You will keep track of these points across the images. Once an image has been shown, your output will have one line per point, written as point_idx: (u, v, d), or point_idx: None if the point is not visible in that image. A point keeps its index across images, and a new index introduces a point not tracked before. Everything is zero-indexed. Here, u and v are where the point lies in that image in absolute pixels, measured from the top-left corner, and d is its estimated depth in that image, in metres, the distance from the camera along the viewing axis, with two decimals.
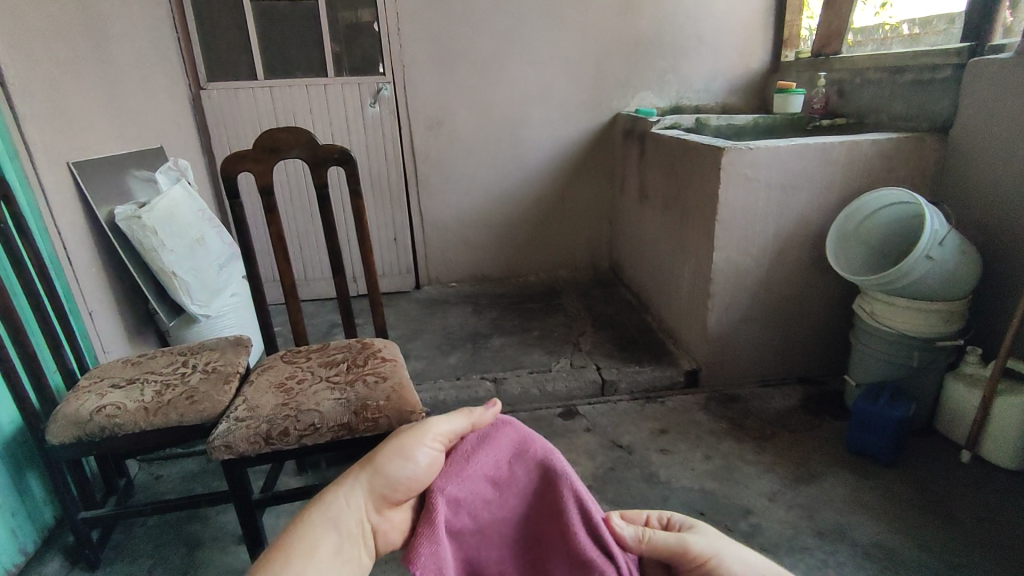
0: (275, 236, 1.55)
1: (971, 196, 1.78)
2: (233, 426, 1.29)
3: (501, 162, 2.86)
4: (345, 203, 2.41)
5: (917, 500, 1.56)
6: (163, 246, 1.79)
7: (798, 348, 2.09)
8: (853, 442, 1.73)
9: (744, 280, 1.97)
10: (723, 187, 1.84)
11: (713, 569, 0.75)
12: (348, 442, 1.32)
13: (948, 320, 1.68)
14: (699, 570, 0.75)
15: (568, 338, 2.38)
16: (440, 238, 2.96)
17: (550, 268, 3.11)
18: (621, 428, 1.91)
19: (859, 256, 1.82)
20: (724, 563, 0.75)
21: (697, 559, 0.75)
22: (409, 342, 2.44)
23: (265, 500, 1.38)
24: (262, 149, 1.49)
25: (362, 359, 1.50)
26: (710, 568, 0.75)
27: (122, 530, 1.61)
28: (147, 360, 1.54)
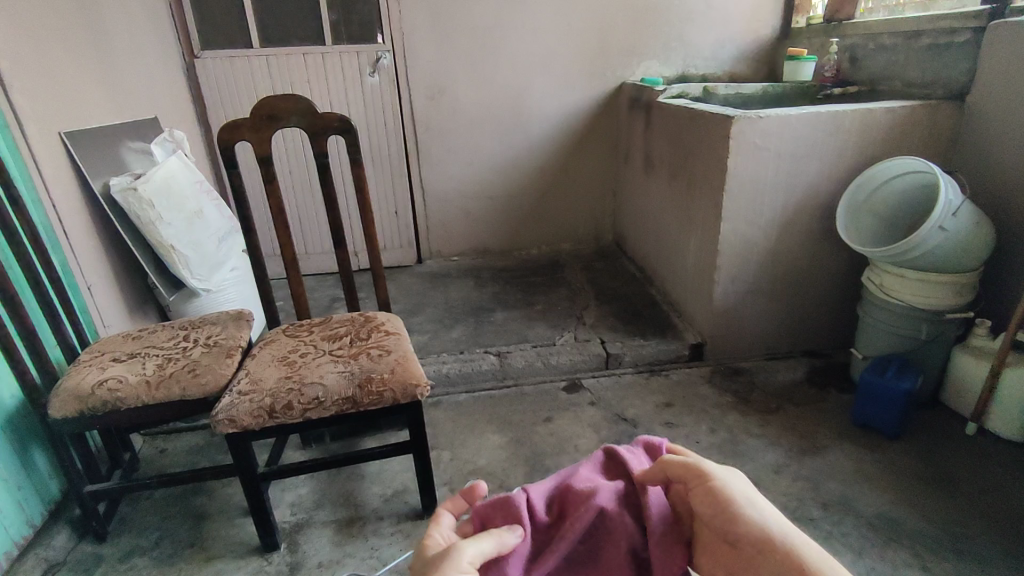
0: (274, 208, 1.51)
1: (987, 166, 1.74)
2: (237, 399, 1.27)
3: (504, 132, 2.81)
4: (345, 175, 2.37)
5: (922, 472, 1.56)
6: (160, 219, 1.76)
7: (804, 322, 2.07)
8: (859, 415, 1.72)
9: (751, 252, 1.94)
10: (732, 157, 1.79)
11: (711, 492, 0.59)
12: (353, 415, 1.31)
13: (958, 292, 1.65)
14: (696, 494, 0.60)
15: (572, 312, 2.36)
16: (442, 211, 2.92)
17: (553, 241, 3.08)
18: (626, 402, 1.90)
19: (870, 227, 1.79)
20: (728, 495, 0.58)
21: (701, 477, 0.60)
22: (412, 316, 2.42)
23: (270, 473, 1.38)
24: (260, 117, 1.45)
25: (365, 333, 1.49)
26: (709, 490, 0.59)
27: (128, 503, 1.61)
28: (148, 334, 1.53)
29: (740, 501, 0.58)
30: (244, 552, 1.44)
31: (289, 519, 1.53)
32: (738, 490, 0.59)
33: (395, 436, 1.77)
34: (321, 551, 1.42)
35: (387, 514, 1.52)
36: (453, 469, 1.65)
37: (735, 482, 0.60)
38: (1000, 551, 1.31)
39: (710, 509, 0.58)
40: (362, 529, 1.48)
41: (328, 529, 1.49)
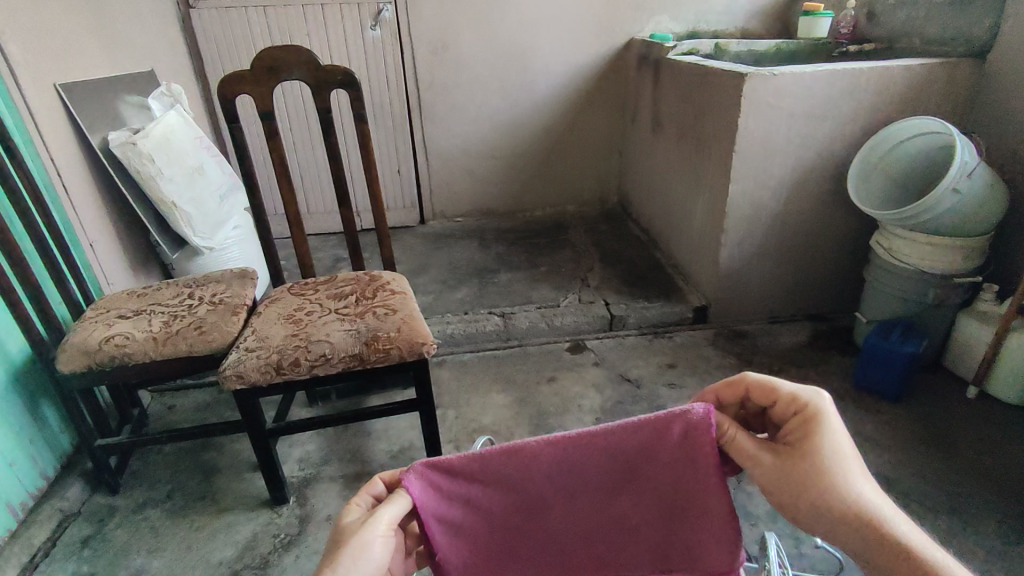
0: (277, 164, 1.48)
1: (1007, 128, 1.70)
2: (243, 356, 1.28)
3: (509, 90, 2.74)
4: (347, 132, 2.33)
5: (922, 433, 1.58)
6: (161, 175, 1.73)
7: (810, 285, 2.07)
8: (862, 378, 1.73)
9: (759, 214, 1.92)
10: (744, 116, 1.75)
11: (807, 432, 0.55)
12: (360, 372, 1.32)
13: (968, 257, 1.64)
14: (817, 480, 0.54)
15: (576, 274, 2.35)
16: (445, 171, 2.88)
17: (557, 202, 3.05)
18: (630, 362, 1.92)
19: (882, 189, 1.77)
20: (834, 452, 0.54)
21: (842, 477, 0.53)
22: (415, 277, 2.41)
23: (279, 429, 1.39)
24: (260, 69, 1.40)
25: (371, 291, 1.48)
26: (807, 429, 0.56)
27: (139, 457, 1.64)
28: (153, 292, 1.52)
29: (841, 459, 0.53)
30: (255, 505, 1.47)
31: (298, 474, 1.56)
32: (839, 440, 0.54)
33: (400, 394, 1.79)
34: (330, 504, 1.45)
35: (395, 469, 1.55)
36: (458, 427, 1.67)
37: (841, 428, 0.55)
38: (993, 509, 1.34)
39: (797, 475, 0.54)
40: None
41: (336, 484, 1.52)
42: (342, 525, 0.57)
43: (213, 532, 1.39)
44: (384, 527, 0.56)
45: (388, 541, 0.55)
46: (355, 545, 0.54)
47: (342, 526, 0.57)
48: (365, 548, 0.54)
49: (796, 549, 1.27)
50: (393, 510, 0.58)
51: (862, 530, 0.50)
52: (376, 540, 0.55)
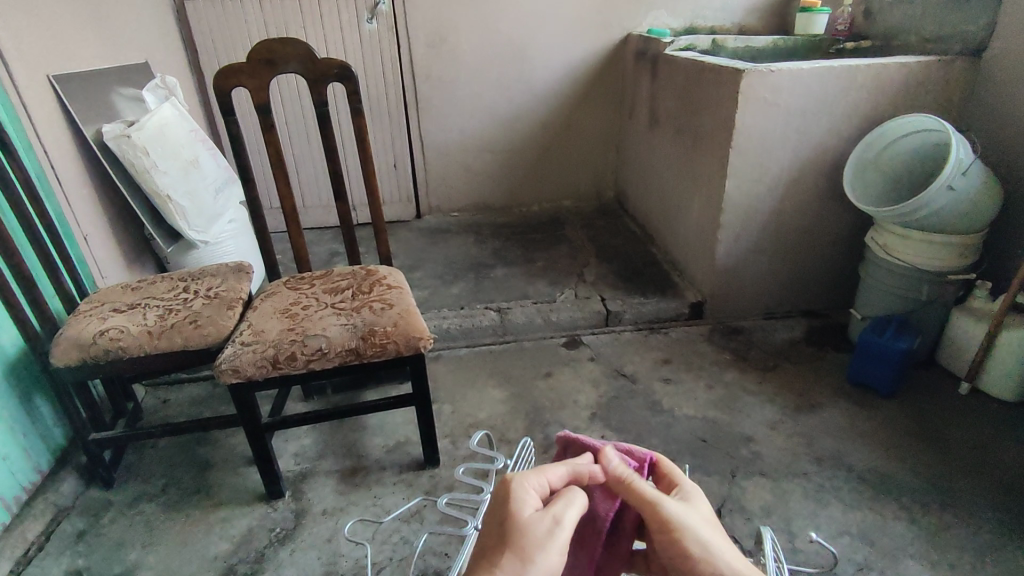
0: (273, 157, 1.47)
1: (1002, 126, 1.71)
2: (239, 350, 1.27)
3: (507, 85, 2.73)
4: (343, 125, 2.32)
5: (915, 429, 1.59)
6: (155, 168, 1.72)
7: (805, 282, 2.07)
8: (856, 374, 1.74)
9: (756, 211, 1.92)
10: (741, 112, 1.75)
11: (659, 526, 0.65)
12: (356, 366, 1.31)
13: (962, 253, 1.65)
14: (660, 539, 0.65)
15: (573, 269, 2.35)
16: (441, 165, 2.88)
17: (554, 197, 3.04)
18: (625, 358, 1.92)
19: (878, 186, 1.77)
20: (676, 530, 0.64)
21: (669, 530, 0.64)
22: (411, 272, 2.41)
23: (274, 423, 1.39)
24: (257, 61, 1.39)
25: (367, 286, 1.48)
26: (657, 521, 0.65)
27: (133, 451, 1.63)
28: (147, 286, 1.51)
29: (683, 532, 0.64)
30: (250, 499, 1.47)
31: (293, 468, 1.56)
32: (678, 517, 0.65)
33: (396, 388, 1.80)
34: (326, 499, 1.45)
35: (391, 464, 1.55)
36: (454, 422, 1.67)
37: (671, 504, 0.66)
38: (985, 505, 1.35)
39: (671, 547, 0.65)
40: (365, 478, 1.51)
41: (332, 478, 1.51)
42: (519, 518, 0.63)
43: (208, 527, 1.39)
44: (562, 547, 0.62)
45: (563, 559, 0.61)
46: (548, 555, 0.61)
47: (517, 518, 0.63)
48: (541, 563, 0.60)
49: (790, 544, 1.28)
50: (573, 515, 0.65)
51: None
52: (551, 560, 0.60)
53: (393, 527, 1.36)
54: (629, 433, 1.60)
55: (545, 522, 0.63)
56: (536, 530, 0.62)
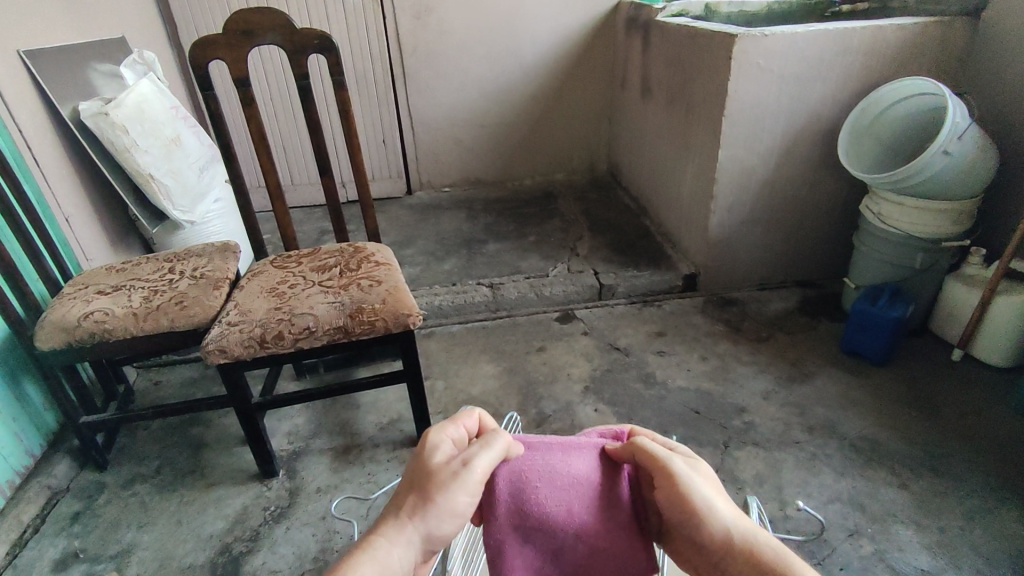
0: (254, 134, 1.43)
1: (1000, 90, 1.68)
2: (226, 330, 1.26)
3: (496, 56, 2.67)
4: (329, 100, 2.27)
5: (907, 396, 1.59)
6: (136, 146, 1.67)
7: (799, 252, 2.06)
8: (850, 343, 1.74)
9: (749, 180, 1.90)
10: (734, 79, 1.72)
11: (667, 487, 0.61)
12: (345, 345, 1.30)
13: (957, 220, 1.63)
14: (669, 498, 0.61)
15: (565, 243, 2.33)
16: (431, 140, 2.83)
17: (546, 170, 3.00)
18: (619, 331, 1.91)
19: (872, 153, 1.74)
20: (688, 487, 0.61)
21: (678, 485, 0.61)
22: (403, 249, 2.38)
23: (265, 403, 1.38)
24: (233, 33, 1.34)
25: (355, 263, 1.45)
26: (666, 481, 0.62)
27: (126, 433, 1.63)
28: (132, 267, 1.49)
29: (693, 489, 0.61)
30: (244, 478, 1.47)
31: (287, 447, 1.56)
32: (687, 474, 0.62)
33: (388, 366, 1.79)
34: (320, 476, 1.46)
35: (385, 441, 1.55)
36: (447, 398, 1.67)
37: (681, 465, 0.63)
38: (975, 469, 1.36)
39: (675, 504, 0.61)
40: (359, 456, 1.51)
41: (326, 456, 1.52)
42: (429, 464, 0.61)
43: (202, 507, 1.39)
44: (472, 488, 0.60)
45: (473, 502, 0.60)
46: (446, 499, 0.59)
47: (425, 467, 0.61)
48: (449, 508, 0.59)
49: (781, 511, 1.29)
50: (489, 458, 0.62)
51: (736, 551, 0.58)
52: (459, 501, 0.59)
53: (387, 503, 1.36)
54: (622, 406, 1.60)
55: (454, 465, 0.61)
56: (439, 473, 0.60)
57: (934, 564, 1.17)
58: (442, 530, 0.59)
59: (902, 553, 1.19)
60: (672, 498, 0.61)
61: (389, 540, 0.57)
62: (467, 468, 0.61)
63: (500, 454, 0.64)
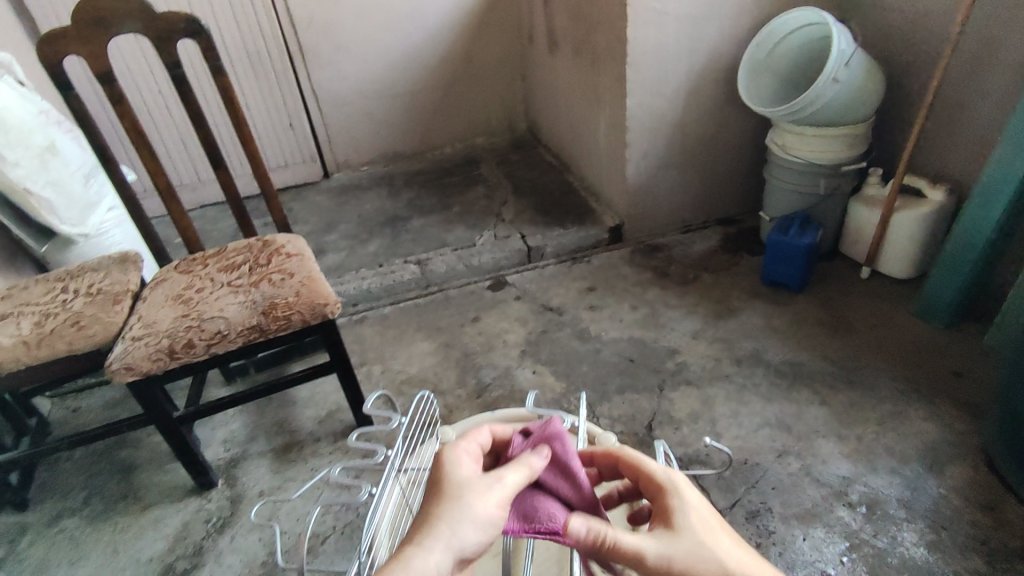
0: (130, 132, 1.32)
1: (880, 13, 1.74)
2: (130, 346, 1.18)
3: (396, 22, 2.56)
4: (204, 81, 2.12)
5: (824, 318, 1.68)
6: (4, 159, 1.52)
7: (716, 191, 2.11)
8: (769, 274, 1.81)
9: (660, 126, 1.91)
10: (631, 25, 1.70)
11: None
12: (264, 343, 1.25)
13: (853, 144, 1.70)
14: None
15: (490, 210, 2.31)
16: (341, 118, 2.71)
17: (465, 137, 2.94)
18: (551, 291, 1.92)
19: (772, 87, 1.78)
20: None
21: None
22: (325, 235, 2.30)
23: (189, 415, 1.32)
24: (84, 22, 1.22)
25: (264, 258, 1.39)
26: None
27: (46, 467, 1.53)
28: (19, 292, 1.37)
29: None
30: (181, 494, 1.41)
31: (223, 456, 1.50)
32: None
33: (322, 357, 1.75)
34: (261, 480, 1.41)
35: (326, 434, 1.52)
36: (385, 380, 1.65)
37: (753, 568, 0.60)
38: (886, 377, 1.46)
39: None
40: (300, 453, 1.47)
41: (266, 459, 1.47)
42: (445, 479, 0.65)
43: (139, 530, 1.33)
44: (499, 498, 0.63)
45: (501, 512, 0.63)
46: (466, 502, 0.62)
47: (447, 481, 0.64)
48: (476, 514, 0.62)
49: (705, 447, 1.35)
50: (515, 477, 0.66)
51: None
52: (487, 509, 0.62)
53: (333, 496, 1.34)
54: (560, 365, 1.62)
55: (478, 476, 0.65)
56: (467, 486, 0.64)
57: (855, 469, 1.26)
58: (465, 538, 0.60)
59: (826, 464, 1.28)
60: None
61: (425, 551, 0.58)
62: (497, 481, 0.65)
63: (527, 473, 0.67)
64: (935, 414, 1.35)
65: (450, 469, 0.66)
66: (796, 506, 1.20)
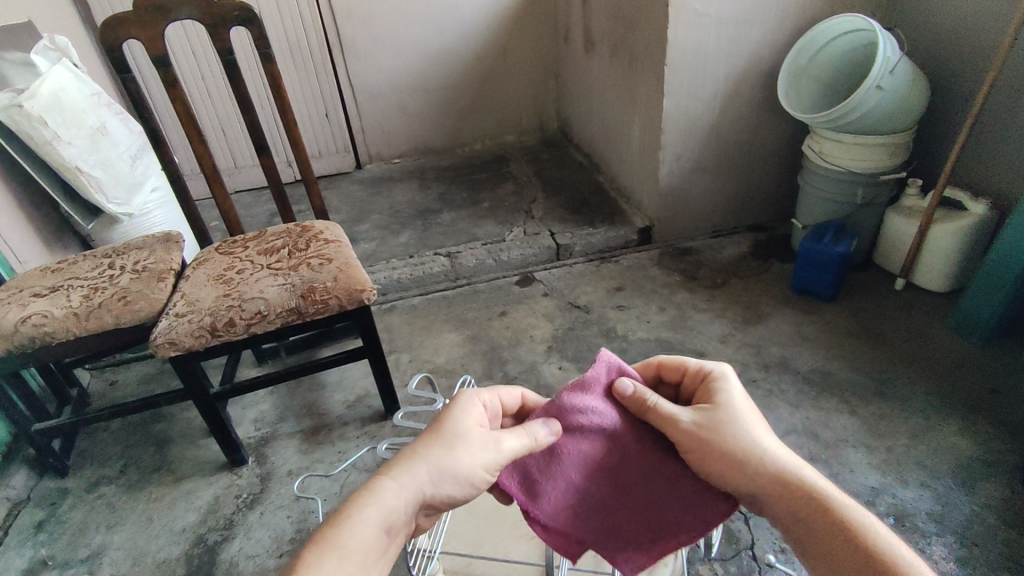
0: (181, 116, 1.37)
1: (928, 21, 1.72)
2: (174, 322, 1.22)
3: (435, 17, 2.58)
4: (252, 70, 2.17)
5: (855, 328, 1.66)
6: (58, 138, 1.58)
7: (749, 196, 2.10)
8: (800, 282, 1.79)
9: (695, 128, 1.91)
10: (672, 26, 1.70)
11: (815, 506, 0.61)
12: (301, 325, 1.28)
13: (894, 153, 1.68)
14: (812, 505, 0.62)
15: (520, 206, 2.32)
16: (376, 110, 2.75)
17: (497, 134, 2.96)
18: (579, 290, 1.93)
19: (812, 93, 1.77)
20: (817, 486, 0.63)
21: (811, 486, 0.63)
22: (357, 224, 2.34)
23: (225, 392, 1.36)
24: (144, 8, 1.26)
25: (303, 242, 1.42)
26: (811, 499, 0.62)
27: (85, 436, 1.58)
28: (69, 266, 1.42)
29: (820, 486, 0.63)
30: (214, 469, 1.45)
31: (254, 434, 1.54)
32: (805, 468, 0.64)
33: (352, 344, 1.78)
34: (290, 460, 1.45)
35: (354, 419, 1.55)
36: (413, 369, 1.68)
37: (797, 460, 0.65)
38: (919, 390, 1.44)
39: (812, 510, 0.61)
40: (328, 435, 1.51)
41: (295, 439, 1.51)
42: (446, 418, 0.67)
43: (172, 501, 1.38)
44: (490, 461, 0.66)
45: (486, 473, 0.66)
46: (458, 453, 0.65)
47: (446, 421, 0.67)
48: (461, 467, 0.64)
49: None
50: (516, 442, 0.68)
51: (857, 549, 0.58)
52: (474, 464, 0.65)
53: (360, 479, 1.37)
54: (586, 362, 1.63)
55: (478, 429, 0.67)
56: (465, 435, 0.66)
57: (883, 480, 1.25)
58: (441, 485, 0.63)
59: (853, 474, 1.27)
60: (812, 505, 0.62)
61: (397, 483, 0.62)
62: (496, 445, 0.67)
63: (528, 445, 0.69)
64: (969, 429, 1.33)
65: (455, 408, 0.68)
66: None
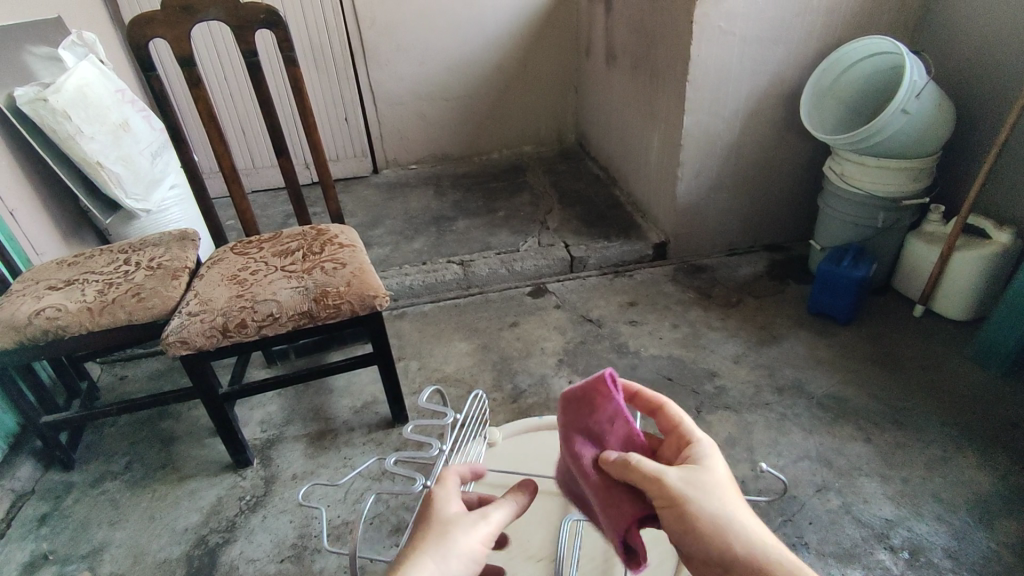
0: (204, 115, 1.37)
1: (955, 47, 1.70)
2: (186, 321, 1.22)
3: (457, 26, 2.60)
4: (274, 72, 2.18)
5: (872, 353, 1.63)
6: (81, 133, 1.59)
7: (766, 216, 2.08)
8: (817, 304, 1.76)
9: (715, 145, 1.89)
10: (695, 42, 1.69)
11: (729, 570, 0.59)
12: (312, 329, 1.28)
13: (917, 178, 1.65)
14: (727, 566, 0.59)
15: (535, 217, 2.31)
16: (395, 116, 2.76)
17: (514, 143, 2.96)
18: (591, 303, 1.92)
19: (835, 115, 1.75)
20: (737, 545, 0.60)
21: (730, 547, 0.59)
22: (371, 229, 2.34)
23: (234, 393, 1.35)
24: (173, 8, 1.28)
25: (317, 246, 1.42)
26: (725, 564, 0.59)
27: (92, 431, 1.59)
28: (85, 260, 1.43)
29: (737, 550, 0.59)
30: (218, 469, 1.44)
31: (261, 436, 1.54)
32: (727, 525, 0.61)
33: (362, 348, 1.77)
34: (295, 463, 1.44)
35: (360, 425, 1.53)
36: (421, 377, 1.66)
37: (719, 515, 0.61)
38: (936, 421, 1.41)
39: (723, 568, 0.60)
40: (334, 441, 1.49)
41: (300, 443, 1.50)
42: (431, 514, 0.67)
43: (175, 500, 1.37)
44: (484, 535, 0.66)
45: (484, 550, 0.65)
46: (452, 535, 0.64)
47: (434, 515, 0.67)
48: (462, 549, 0.63)
49: (753, 471, 1.32)
50: (502, 514, 0.68)
51: None
52: (472, 544, 0.64)
53: (363, 486, 1.36)
54: None
55: (465, 513, 0.67)
56: (455, 520, 0.66)
57: (898, 512, 1.22)
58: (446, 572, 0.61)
59: (868, 505, 1.23)
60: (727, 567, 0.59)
61: None
62: (484, 517, 0.67)
63: (514, 512, 0.69)
64: (989, 463, 1.30)
65: (434, 505, 0.68)
66: (834, 544, 1.17)
